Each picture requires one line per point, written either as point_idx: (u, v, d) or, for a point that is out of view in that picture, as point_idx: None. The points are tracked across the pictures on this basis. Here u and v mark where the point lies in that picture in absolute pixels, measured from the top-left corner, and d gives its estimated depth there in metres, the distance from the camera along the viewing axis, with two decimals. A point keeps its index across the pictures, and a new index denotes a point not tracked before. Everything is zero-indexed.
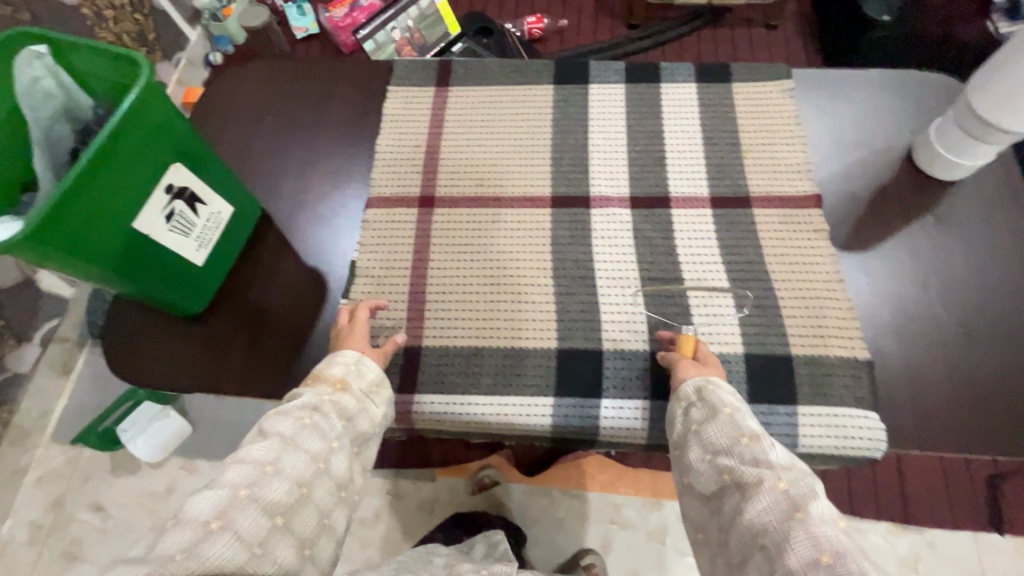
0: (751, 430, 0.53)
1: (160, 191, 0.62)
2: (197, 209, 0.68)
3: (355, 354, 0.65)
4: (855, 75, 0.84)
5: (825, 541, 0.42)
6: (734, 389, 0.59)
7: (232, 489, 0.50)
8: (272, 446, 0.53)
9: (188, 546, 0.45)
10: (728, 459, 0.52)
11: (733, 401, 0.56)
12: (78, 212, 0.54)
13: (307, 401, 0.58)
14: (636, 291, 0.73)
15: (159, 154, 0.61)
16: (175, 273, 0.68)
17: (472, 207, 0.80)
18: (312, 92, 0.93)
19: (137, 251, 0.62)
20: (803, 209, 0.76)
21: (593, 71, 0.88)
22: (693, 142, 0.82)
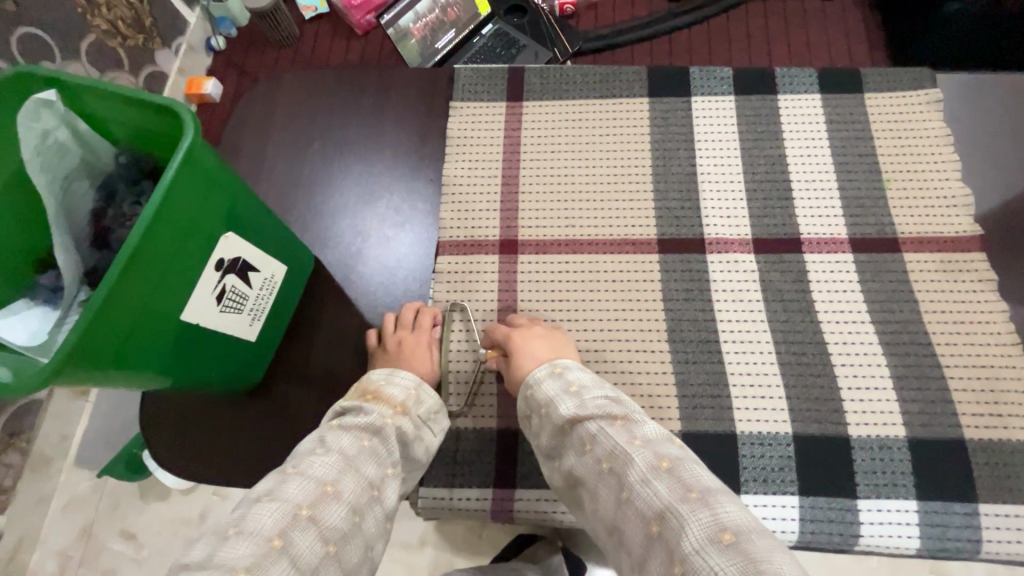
0: (564, 421, 0.49)
1: (213, 268, 0.53)
2: (249, 279, 0.59)
3: (413, 376, 0.58)
4: (1006, 85, 0.72)
5: (725, 518, 0.38)
6: (552, 367, 0.54)
7: (294, 507, 0.42)
8: (334, 464, 0.47)
9: (252, 564, 0.38)
10: (566, 453, 0.49)
11: (555, 391, 0.51)
12: (125, 317, 0.45)
13: (370, 421, 0.51)
14: (769, 357, 0.61)
15: (207, 228, 0.51)
16: (228, 353, 0.60)
17: (562, 252, 0.68)
18: (363, 114, 0.81)
19: (188, 341, 0.53)
20: (964, 253, 0.64)
21: (696, 79, 0.74)
22: (822, 168, 0.69)
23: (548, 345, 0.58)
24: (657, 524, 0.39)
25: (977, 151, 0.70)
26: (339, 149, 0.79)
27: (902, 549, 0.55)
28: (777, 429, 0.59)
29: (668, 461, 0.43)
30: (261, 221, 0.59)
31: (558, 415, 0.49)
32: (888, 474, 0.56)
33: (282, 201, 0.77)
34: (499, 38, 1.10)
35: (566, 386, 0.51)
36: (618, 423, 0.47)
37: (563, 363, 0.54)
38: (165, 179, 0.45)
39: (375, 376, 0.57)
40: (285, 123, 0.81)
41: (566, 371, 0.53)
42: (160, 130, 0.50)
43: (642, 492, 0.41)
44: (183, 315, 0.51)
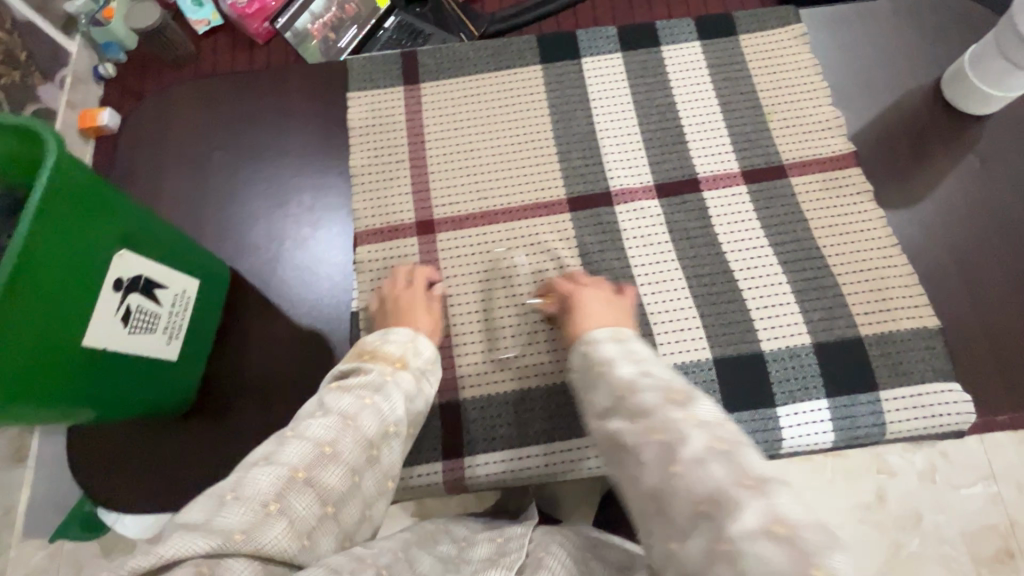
0: (624, 384, 0.44)
1: (112, 288, 0.51)
2: (156, 296, 0.56)
3: (407, 332, 0.56)
4: (865, 12, 0.79)
5: (782, 511, 0.32)
6: (614, 333, 0.50)
7: (289, 470, 0.40)
8: (333, 424, 0.44)
9: (247, 527, 0.36)
10: (613, 417, 0.42)
11: (616, 353, 0.48)
12: (12, 352, 0.42)
13: (367, 380, 0.49)
14: (684, 290, 0.65)
15: (99, 246, 0.49)
16: (149, 376, 0.58)
17: (479, 224, 0.69)
18: (262, 117, 0.79)
19: (97, 369, 0.51)
20: (842, 170, 0.69)
21: (583, 41, 0.77)
22: (710, 110, 0.73)
23: (610, 311, 0.56)
24: (710, 505, 0.34)
25: (848, 75, 0.76)
26: (241, 156, 0.77)
27: (820, 444, 0.60)
28: (699, 357, 0.63)
29: (725, 444, 0.37)
30: (162, 236, 0.57)
31: (617, 378, 0.45)
32: (800, 380, 0.61)
33: (190, 217, 0.74)
34: (403, 30, 1.07)
35: (630, 352, 0.48)
36: (677, 400, 0.40)
37: (629, 331, 0.51)
38: (33, 201, 0.43)
39: (372, 338, 0.56)
40: (180, 138, 0.78)
41: (630, 339, 0.49)
42: (27, 153, 0.47)
43: (695, 473, 0.35)
44: (86, 341, 0.49)
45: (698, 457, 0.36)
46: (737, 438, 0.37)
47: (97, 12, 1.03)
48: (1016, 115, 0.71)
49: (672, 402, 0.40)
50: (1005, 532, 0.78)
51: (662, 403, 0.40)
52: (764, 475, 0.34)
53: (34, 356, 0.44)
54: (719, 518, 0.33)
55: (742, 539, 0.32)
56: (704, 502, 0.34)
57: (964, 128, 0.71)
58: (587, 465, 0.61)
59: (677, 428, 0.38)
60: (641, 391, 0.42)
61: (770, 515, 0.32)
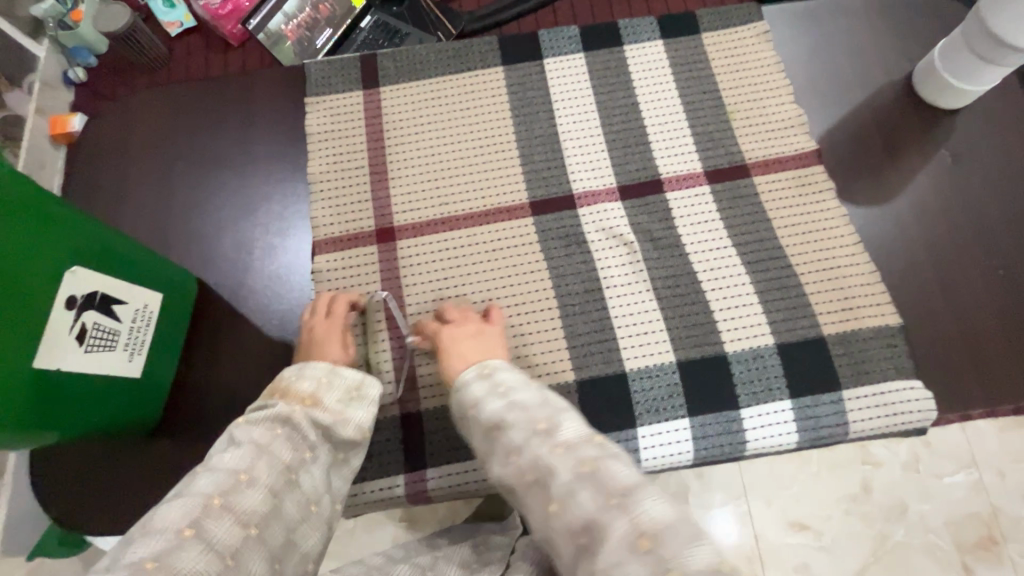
0: (489, 423, 0.42)
1: (65, 306, 0.48)
2: (115, 312, 0.54)
3: (324, 363, 0.55)
4: (830, 8, 0.78)
5: (645, 521, 0.33)
6: (480, 368, 0.47)
7: (203, 498, 0.40)
8: (246, 454, 0.44)
9: (159, 554, 0.36)
10: (491, 459, 0.41)
11: (481, 392, 0.45)
12: None
13: (276, 413, 0.48)
14: (648, 294, 0.65)
15: (47, 262, 0.46)
16: (111, 396, 0.55)
17: (440, 230, 0.68)
18: (220, 124, 0.77)
19: (53, 391, 0.48)
20: (806, 168, 0.69)
21: (546, 42, 0.76)
22: (673, 110, 0.72)
23: (478, 345, 0.53)
24: (584, 536, 0.34)
25: (814, 71, 0.75)
26: (200, 164, 0.75)
27: (783, 444, 0.60)
28: (661, 360, 0.62)
29: (588, 463, 0.36)
30: (119, 248, 0.54)
31: (483, 417, 0.43)
32: (763, 381, 0.61)
33: (151, 228, 0.72)
34: (379, 29, 1.04)
35: (494, 386, 0.45)
36: (594, 433, 0.39)
37: (492, 363, 0.48)
38: None
39: (288, 372, 0.54)
40: (138, 146, 0.76)
41: (493, 371, 0.47)
42: None
43: (568, 505, 0.35)
44: (37, 364, 0.46)
45: (565, 488, 0.36)
46: (610, 458, 0.37)
47: (64, 15, 0.98)
48: (981, 110, 0.71)
49: (540, 432, 0.39)
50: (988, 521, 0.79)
51: (528, 439, 0.39)
52: (627, 490, 0.34)
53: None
54: (591, 547, 0.33)
55: (615, 562, 0.32)
56: (580, 533, 0.34)
57: (928, 124, 0.71)
58: None
59: (543, 462, 0.38)
60: (508, 425, 0.41)
61: (633, 529, 0.33)
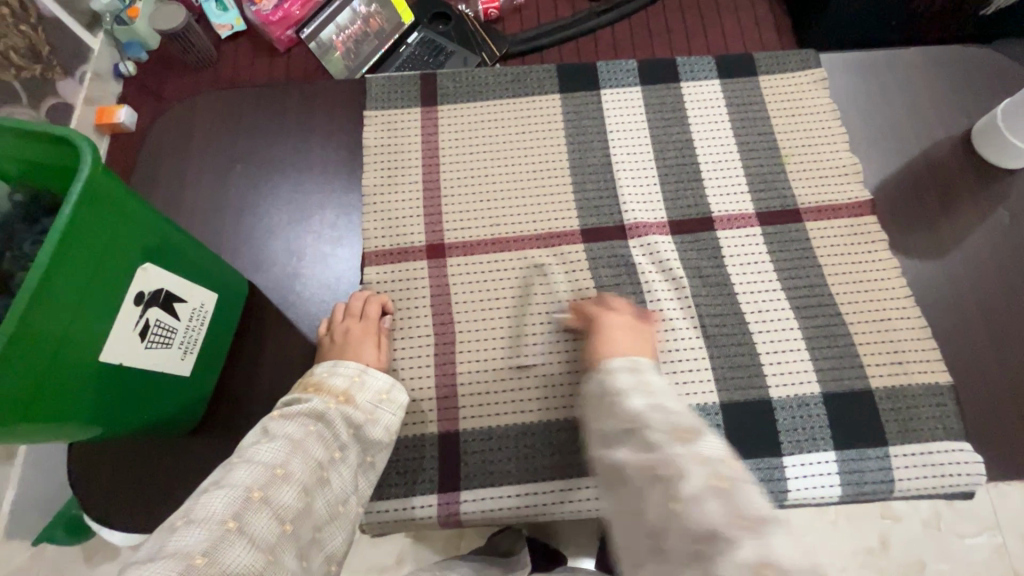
0: (630, 415, 0.45)
1: (132, 302, 0.49)
2: (175, 310, 0.54)
3: (356, 364, 0.57)
4: (891, 58, 0.79)
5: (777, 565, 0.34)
6: (633, 363, 0.50)
7: (245, 490, 0.42)
8: (281, 448, 0.46)
9: (209, 549, 0.38)
10: (619, 445, 0.44)
11: (629, 384, 0.48)
12: (25, 370, 0.40)
13: (312, 408, 0.50)
14: (695, 331, 0.64)
15: (124, 259, 0.47)
16: (161, 392, 0.55)
17: (490, 251, 0.68)
18: (280, 129, 0.79)
19: (113, 385, 0.49)
20: (860, 217, 0.69)
21: (604, 73, 0.77)
22: (726, 149, 0.73)
23: (633, 337, 0.56)
24: None
25: (870, 120, 0.75)
26: (258, 167, 0.77)
27: (826, 497, 0.59)
28: (705, 400, 0.61)
29: None
30: (185, 248, 0.55)
31: (627, 409, 0.45)
32: (808, 430, 0.60)
33: (205, 224, 0.74)
34: (426, 45, 1.06)
35: (644, 384, 0.47)
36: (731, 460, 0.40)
37: (644, 361, 0.50)
38: (62, 212, 0.41)
39: (319, 369, 0.56)
40: (199, 144, 0.78)
41: (643, 369, 0.49)
42: (57, 164, 0.46)
43: None
44: (102, 356, 0.47)
45: (699, 493, 0.37)
46: None
47: (122, 11, 1.01)
48: None
49: (677, 437, 0.41)
50: None
51: None
52: None
53: (51, 371, 0.42)
54: None
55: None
56: None
57: (988, 182, 0.71)
58: (590, 503, 0.59)
59: None
60: (650, 424, 0.43)
61: None
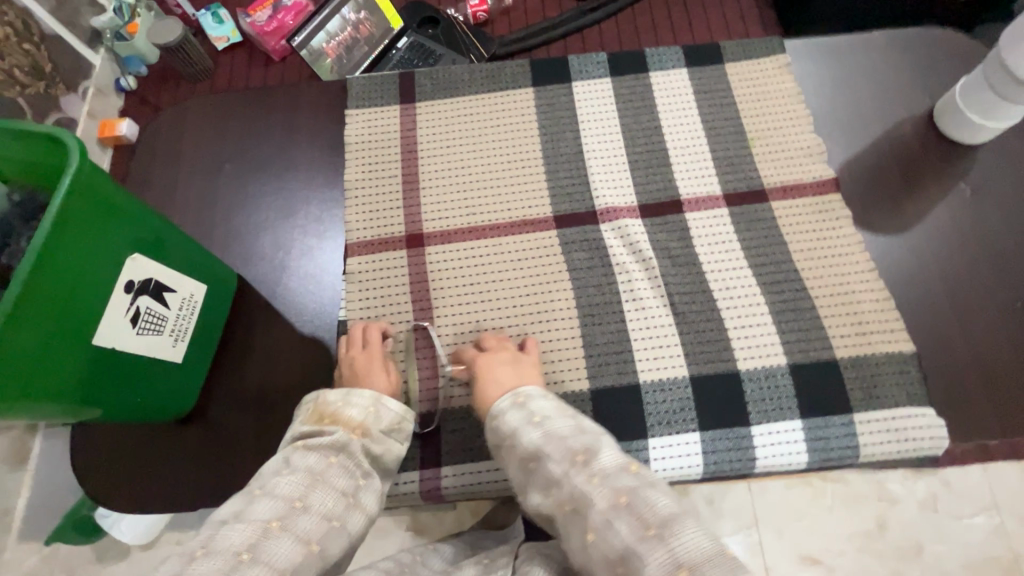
0: (529, 453, 0.48)
1: (123, 291, 0.52)
2: (164, 299, 0.57)
3: (370, 393, 0.57)
4: (857, 41, 0.81)
5: None
6: (515, 397, 0.53)
7: (263, 522, 0.43)
8: (301, 481, 0.48)
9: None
10: (530, 488, 0.48)
11: (518, 422, 0.50)
12: (21, 350, 0.44)
13: (333, 440, 0.52)
14: (665, 308, 0.67)
15: (113, 249, 0.50)
16: (154, 377, 0.59)
17: (467, 239, 0.71)
18: (266, 131, 0.82)
19: (106, 369, 0.52)
20: (824, 195, 0.71)
21: (575, 66, 0.80)
22: (694, 135, 0.75)
23: (513, 373, 0.58)
24: None
25: (836, 101, 0.77)
26: (246, 167, 0.80)
27: (795, 463, 0.61)
28: (676, 374, 0.64)
29: None
30: (173, 241, 0.58)
31: (523, 448, 0.48)
32: (775, 400, 0.62)
33: (198, 224, 0.77)
34: (416, 49, 1.08)
35: (530, 417, 0.50)
36: (635, 464, 0.43)
37: (526, 392, 0.53)
38: (53, 205, 0.44)
39: (332, 397, 0.56)
40: (190, 148, 0.82)
41: (527, 401, 0.52)
42: (51, 162, 0.49)
43: None
44: (95, 341, 0.50)
45: (665, 518, 0.39)
46: None
47: (121, 27, 1.06)
48: (1006, 144, 0.72)
49: (576, 464, 0.45)
50: (1010, 564, 0.76)
51: None
52: None
53: (45, 354, 0.46)
54: None
55: None
56: None
57: (950, 158, 0.72)
58: None
59: None
60: (602, 452, 0.45)
61: None
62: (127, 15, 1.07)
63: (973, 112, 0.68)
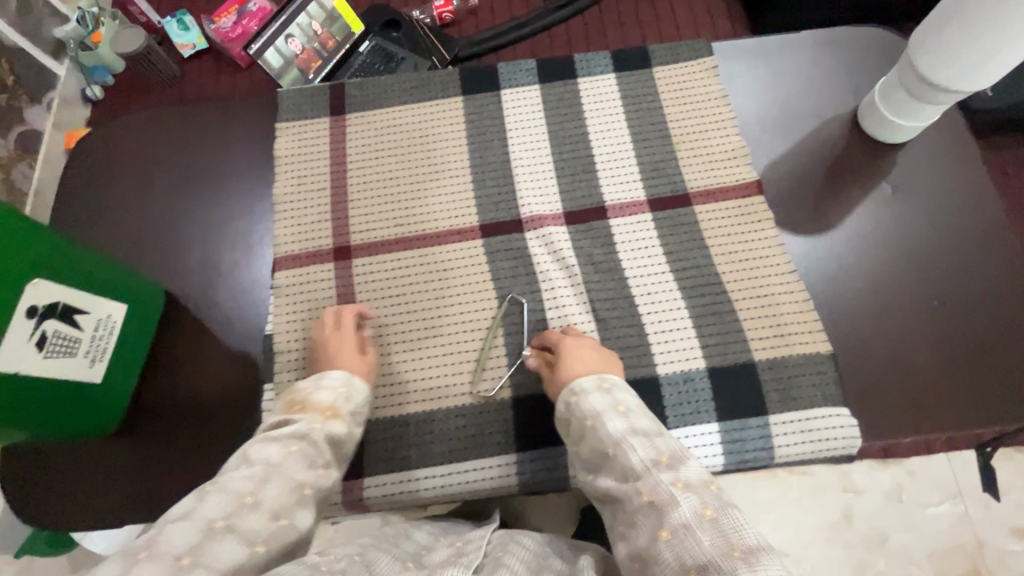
0: (612, 439, 0.49)
1: (24, 316, 0.52)
2: (76, 321, 0.57)
3: (340, 374, 0.58)
4: (786, 40, 0.81)
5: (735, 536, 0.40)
6: (600, 382, 0.55)
7: (207, 521, 0.40)
8: (256, 475, 0.45)
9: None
10: (602, 471, 0.49)
11: (603, 406, 0.52)
12: None
13: (297, 429, 0.51)
14: (587, 315, 0.67)
15: (9, 275, 0.50)
16: (71, 399, 0.59)
17: (393, 250, 0.72)
18: (199, 145, 0.82)
19: (9, 394, 0.52)
20: (747, 197, 0.72)
21: (504, 74, 0.80)
22: (621, 140, 0.76)
23: (598, 359, 0.59)
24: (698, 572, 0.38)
25: (762, 103, 0.78)
26: (178, 183, 0.80)
27: (711, 466, 0.61)
28: None
29: (713, 510, 0.41)
30: (82, 263, 0.58)
31: (607, 433, 0.50)
32: (692, 404, 0.63)
33: (129, 242, 0.77)
34: (377, 53, 1.05)
35: (616, 403, 0.52)
36: (664, 461, 0.46)
37: (611, 379, 0.55)
38: None
39: (303, 384, 0.57)
40: (123, 164, 0.82)
41: (612, 388, 0.54)
42: None
43: (687, 542, 0.40)
44: None
45: (686, 522, 0.41)
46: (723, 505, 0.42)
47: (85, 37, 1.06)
48: (927, 141, 0.73)
49: (655, 463, 0.46)
50: None
51: (649, 467, 0.46)
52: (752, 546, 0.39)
53: None
54: None
55: None
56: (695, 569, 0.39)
57: (873, 156, 0.73)
58: (489, 481, 0.62)
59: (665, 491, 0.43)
60: (631, 446, 0.48)
61: None
62: (90, 24, 1.06)
63: (891, 111, 0.68)
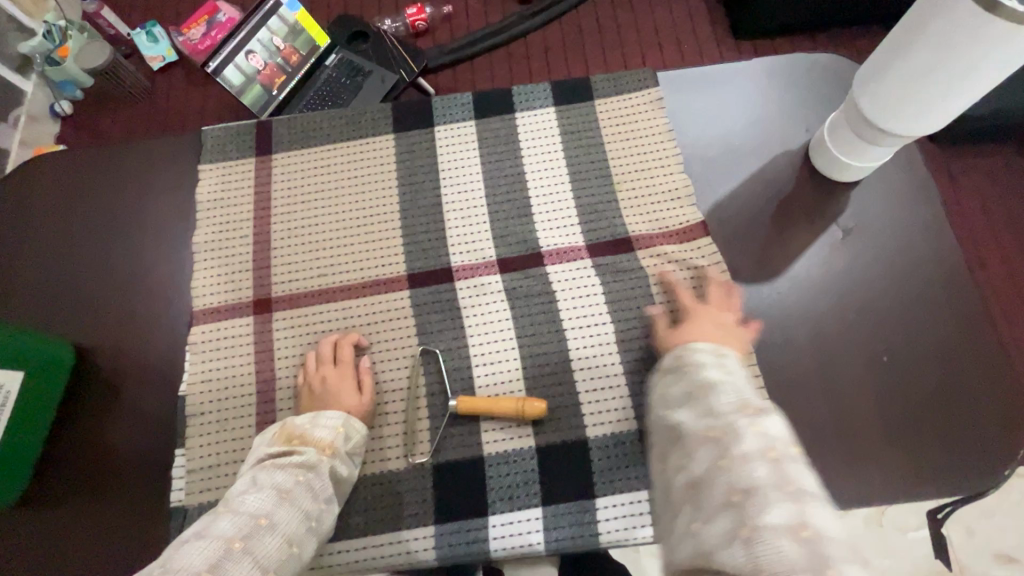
0: (705, 382, 0.51)
1: None
2: None
3: (339, 414, 0.59)
4: (738, 67, 0.76)
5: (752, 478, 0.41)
6: (715, 347, 0.55)
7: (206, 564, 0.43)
8: (266, 499, 0.50)
9: None
10: (680, 409, 0.50)
11: (708, 359, 0.53)
12: None
13: (304, 460, 0.55)
14: (516, 373, 0.64)
15: None
16: None
17: (315, 302, 0.68)
18: (110, 181, 0.76)
19: None
20: (689, 243, 0.67)
21: (439, 108, 0.76)
22: (558, 181, 0.72)
23: (718, 327, 0.60)
24: (740, 496, 0.41)
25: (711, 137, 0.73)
26: (87, 224, 0.74)
27: (641, 538, 0.58)
28: (521, 445, 0.61)
29: (776, 452, 0.42)
30: None
31: (701, 377, 0.51)
32: (622, 470, 0.59)
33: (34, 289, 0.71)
34: (345, 66, 1.04)
35: (719, 359, 0.53)
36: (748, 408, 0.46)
37: (723, 346, 0.55)
38: None
39: (301, 419, 0.59)
40: (25, 200, 0.75)
41: (725, 355, 0.54)
42: None
43: (741, 468, 0.42)
44: None
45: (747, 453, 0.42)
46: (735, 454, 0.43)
47: (52, 51, 1.18)
48: (883, 179, 0.68)
49: (736, 404, 0.47)
50: None
51: (731, 409, 0.46)
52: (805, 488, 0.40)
53: None
54: (748, 507, 0.40)
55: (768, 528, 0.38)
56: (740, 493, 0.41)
57: (825, 196, 0.68)
58: (405, 554, 0.58)
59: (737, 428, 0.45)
60: (719, 390, 0.49)
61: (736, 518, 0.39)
62: (58, 39, 1.19)
63: (841, 151, 0.64)
